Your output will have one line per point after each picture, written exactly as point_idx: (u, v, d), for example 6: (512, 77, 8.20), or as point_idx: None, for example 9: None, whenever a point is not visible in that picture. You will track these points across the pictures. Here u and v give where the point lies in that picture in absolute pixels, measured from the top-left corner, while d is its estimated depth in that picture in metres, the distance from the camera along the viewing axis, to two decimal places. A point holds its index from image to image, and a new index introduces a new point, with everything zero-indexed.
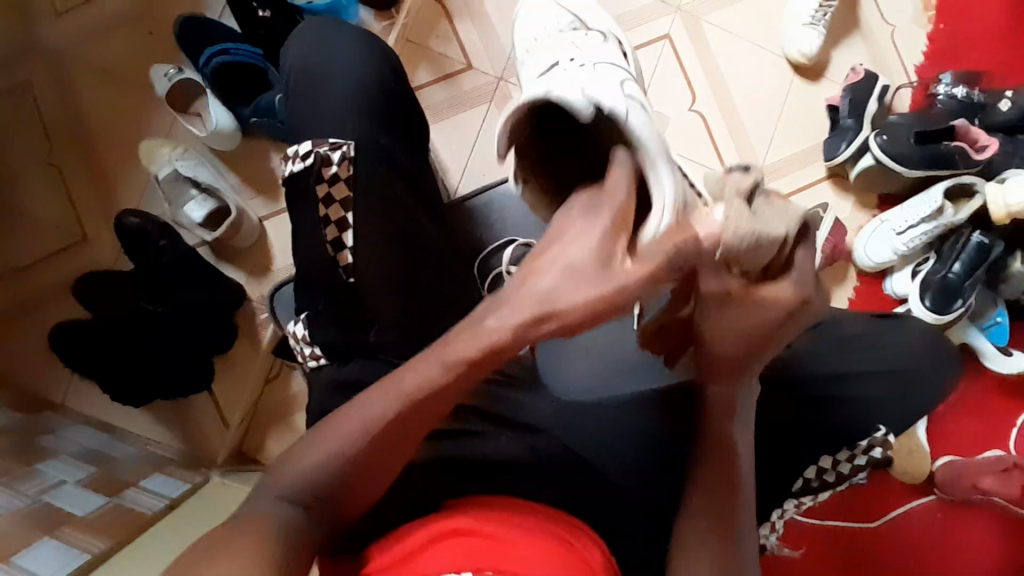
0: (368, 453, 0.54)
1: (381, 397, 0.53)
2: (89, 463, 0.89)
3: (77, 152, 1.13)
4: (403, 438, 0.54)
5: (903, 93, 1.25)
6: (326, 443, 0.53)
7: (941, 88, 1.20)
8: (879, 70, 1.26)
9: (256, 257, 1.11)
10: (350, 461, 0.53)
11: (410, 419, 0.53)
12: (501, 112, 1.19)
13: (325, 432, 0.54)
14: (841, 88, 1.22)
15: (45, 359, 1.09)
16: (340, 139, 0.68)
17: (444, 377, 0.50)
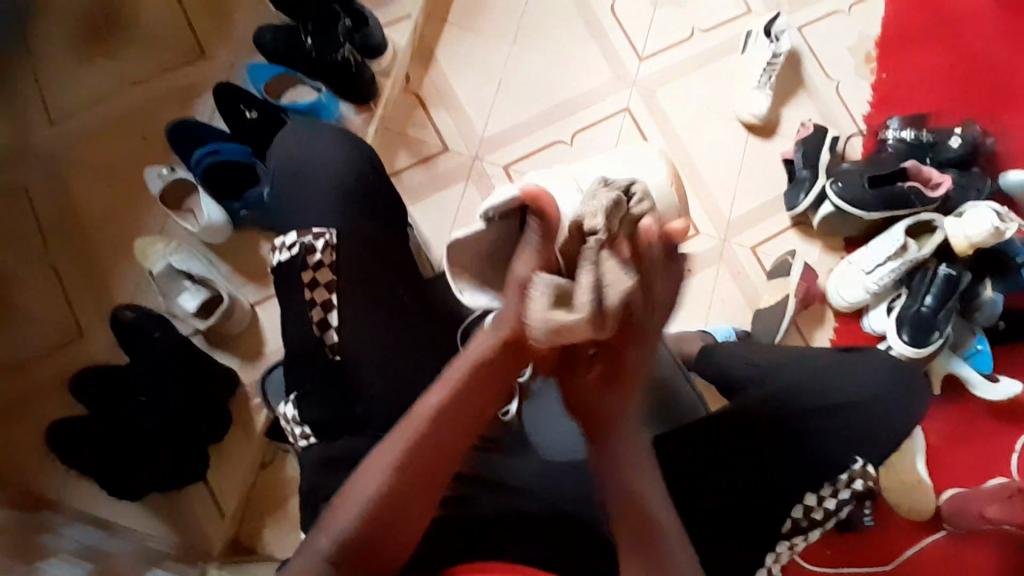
0: (395, 502, 0.58)
1: (399, 432, 0.59)
2: (86, 561, 0.88)
3: (72, 252, 1.18)
4: (429, 461, 0.59)
5: (854, 141, 1.35)
6: (357, 500, 0.58)
7: (890, 132, 1.29)
8: (829, 123, 1.35)
9: (249, 342, 1.15)
10: (376, 515, 0.58)
11: (430, 445, 0.59)
12: (478, 188, 1.27)
13: (355, 487, 0.59)
14: (795, 142, 1.31)
15: (38, 459, 1.09)
16: (323, 228, 0.73)
17: (452, 399, 0.59)
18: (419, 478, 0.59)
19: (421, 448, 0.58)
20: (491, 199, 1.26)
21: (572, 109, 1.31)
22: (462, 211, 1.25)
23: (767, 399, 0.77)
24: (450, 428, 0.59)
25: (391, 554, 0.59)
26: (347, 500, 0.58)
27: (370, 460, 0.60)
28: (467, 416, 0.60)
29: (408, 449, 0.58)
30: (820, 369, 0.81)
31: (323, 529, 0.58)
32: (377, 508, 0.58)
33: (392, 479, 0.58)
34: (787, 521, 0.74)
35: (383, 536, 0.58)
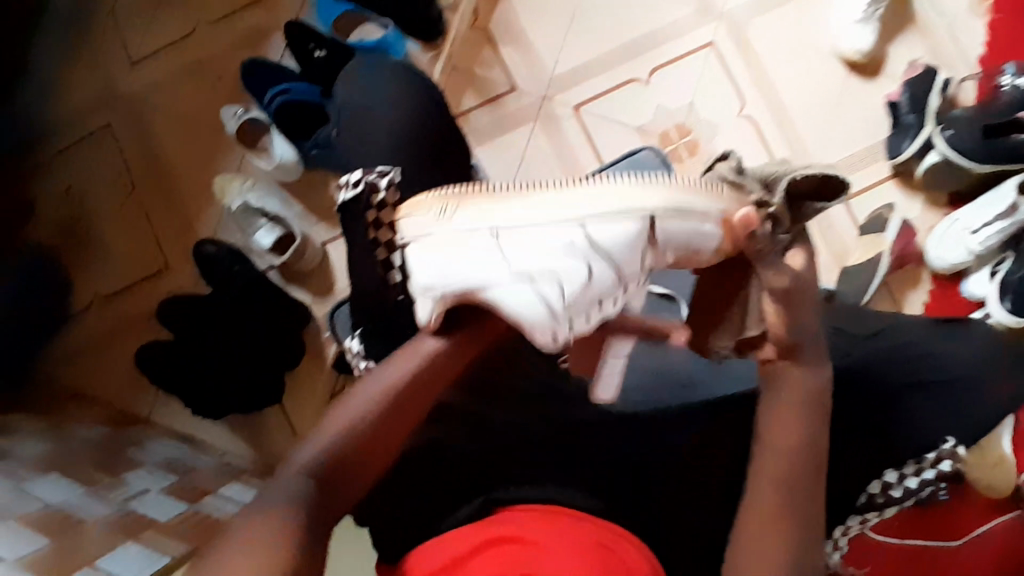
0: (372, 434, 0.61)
1: (403, 360, 0.64)
2: (169, 473, 0.97)
3: (157, 188, 1.25)
4: (415, 397, 0.63)
5: (968, 85, 1.19)
6: (337, 424, 0.60)
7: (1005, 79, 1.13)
8: (942, 62, 1.19)
9: (321, 279, 1.18)
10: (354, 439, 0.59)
11: (422, 383, 0.63)
12: (546, 130, 1.22)
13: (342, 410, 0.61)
14: (901, 83, 1.18)
15: (132, 378, 1.20)
16: (387, 167, 0.72)
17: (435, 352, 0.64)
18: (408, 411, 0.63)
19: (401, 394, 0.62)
20: (560, 143, 1.22)
21: (649, 47, 1.23)
22: (529, 153, 1.22)
23: (855, 369, 0.71)
24: (432, 379, 0.64)
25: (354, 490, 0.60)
26: (344, 408, 0.61)
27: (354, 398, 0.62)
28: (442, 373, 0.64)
29: (409, 379, 0.63)
30: (918, 347, 0.74)
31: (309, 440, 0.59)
32: (367, 430, 0.60)
33: (388, 401, 0.62)
34: (863, 494, 0.69)
35: (365, 449, 0.60)
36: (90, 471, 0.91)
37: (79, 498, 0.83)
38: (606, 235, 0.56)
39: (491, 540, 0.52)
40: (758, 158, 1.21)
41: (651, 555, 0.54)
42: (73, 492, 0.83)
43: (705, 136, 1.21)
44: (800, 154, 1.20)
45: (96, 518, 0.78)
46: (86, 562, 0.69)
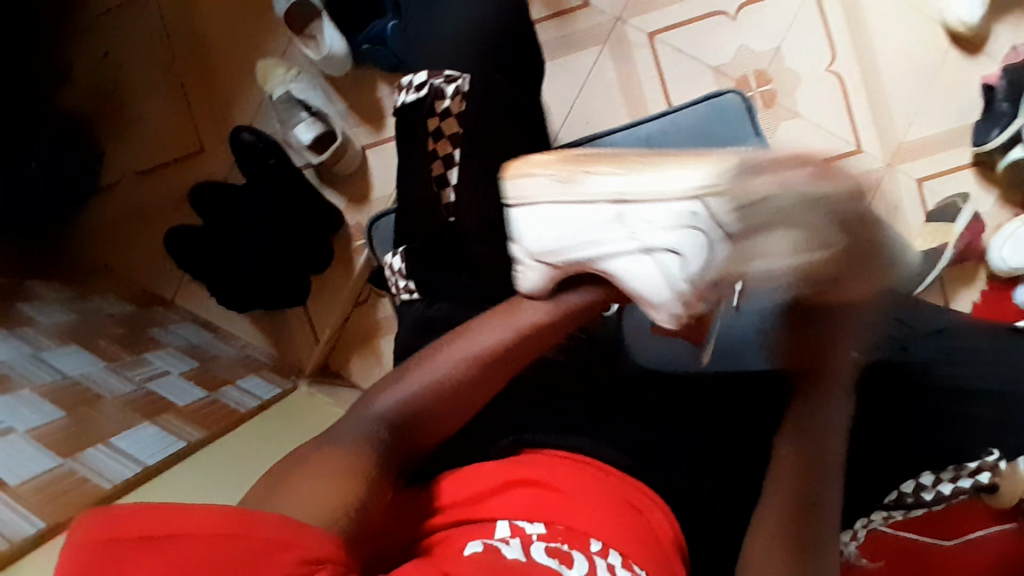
0: (464, 387, 0.59)
1: (497, 326, 0.61)
2: (190, 358, 0.98)
3: (200, 64, 1.18)
4: (501, 369, 0.60)
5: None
6: (425, 373, 0.59)
7: None
8: None
9: (358, 185, 1.14)
10: (444, 389, 0.58)
11: (514, 353, 0.60)
12: (615, 56, 1.13)
13: (434, 359, 0.60)
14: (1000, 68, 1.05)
15: (159, 259, 1.19)
16: (456, 72, 0.67)
17: (548, 318, 0.63)
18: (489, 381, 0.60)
19: (503, 351, 0.60)
20: (627, 73, 1.13)
21: None
22: (592, 79, 1.13)
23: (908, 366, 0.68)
24: (535, 343, 0.62)
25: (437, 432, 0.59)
26: (430, 364, 0.59)
27: (446, 349, 0.61)
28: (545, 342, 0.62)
29: (500, 347, 0.60)
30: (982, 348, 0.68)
31: (390, 390, 0.58)
32: (448, 392, 0.58)
33: (477, 368, 0.59)
34: (892, 491, 0.66)
35: (440, 410, 0.58)
36: (112, 345, 0.92)
37: (101, 372, 0.84)
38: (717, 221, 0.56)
39: (523, 482, 0.51)
40: (839, 121, 1.11)
41: (674, 522, 0.52)
42: (95, 366, 0.84)
43: (785, 88, 1.11)
44: (885, 123, 1.10)
45: (115, 396, 0.79)
46: (102, 440, 0.71)
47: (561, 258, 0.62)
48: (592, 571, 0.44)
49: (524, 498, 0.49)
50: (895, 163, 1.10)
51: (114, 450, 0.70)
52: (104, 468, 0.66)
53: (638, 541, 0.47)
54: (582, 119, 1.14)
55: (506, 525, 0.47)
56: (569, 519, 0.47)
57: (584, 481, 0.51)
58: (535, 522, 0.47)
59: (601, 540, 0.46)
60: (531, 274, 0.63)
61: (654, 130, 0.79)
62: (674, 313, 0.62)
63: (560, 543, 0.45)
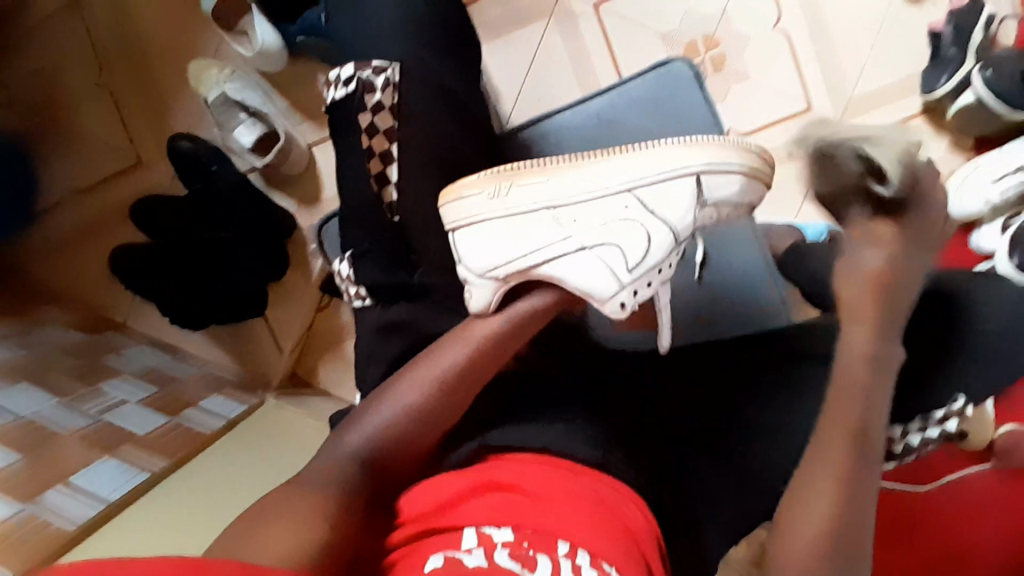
0: (426, 410, 0.56)
1: (455, 344, 0.58)
2: (151, 384, 0.94)
3: (126, 72, 1.12)
4: (464, 388, 0.57)
5: (1008, 24, 1.06)
6: (386, 407, 0.56)
7: None
8: None
9: (306, 185, 1.10)
10: (404, 420, 0.55)
11: (473, 372, 0.57)
12: (560, 31, 1.10)
13: (393, 388, 0.57)
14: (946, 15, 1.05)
15: (106, 281, 1.13)
16: (384, 62, 0.64)
17: (509, 324, 0.59)
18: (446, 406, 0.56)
19: (465, 368, 0.57)
20: (573, 48, 1.10)
21: None
22: (539, 57, 1.10)
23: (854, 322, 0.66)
24: (496, 358, 0.58)
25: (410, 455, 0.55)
26: (393, 396, 0.56)
27: (404, 379, 0.57)
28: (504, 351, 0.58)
29: (457, 368, 0.57)
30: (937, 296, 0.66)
31: (354, 427, 0.55)
32: (411, 420, 0.55)
33: (432, 393, 0.56)
34: None
35: (406, 439, 0.55)
36: (63, 378, 0.87)
37: (53, 409, 0.79)
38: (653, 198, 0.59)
39: (490, 486, 0.50)
40: (789, 81, 1.10)
41: (649, 515, 0.51)
42: (47, 403, 0.80)
43: (733, 52, 1.10)
44: (833, 80, 1.10)
45: (71, 432, 0.75)
46: (59, 480, 0.67)
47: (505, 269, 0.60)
48: (557, 573, 0.42)
49: (489, 502, 0.48)
50: (846, 120, 1.10)
51: (76, 489, 0.66)
52: (65, 510, 0.63)
53: (608, 537, 0.46)
54: (532, 99, 1.11)
55: (473, 533, 0.46)
56: (537, 522, 0.46)
57: (551, 480, 0.50)
58: (501, 528, 0.46)
59: (569, 541, 0.45)
60: (478, 292, 0.60)
61: (604, 105, 0.77)
62: (625, 301, 0.60)
63: (526, 547, 0.44)
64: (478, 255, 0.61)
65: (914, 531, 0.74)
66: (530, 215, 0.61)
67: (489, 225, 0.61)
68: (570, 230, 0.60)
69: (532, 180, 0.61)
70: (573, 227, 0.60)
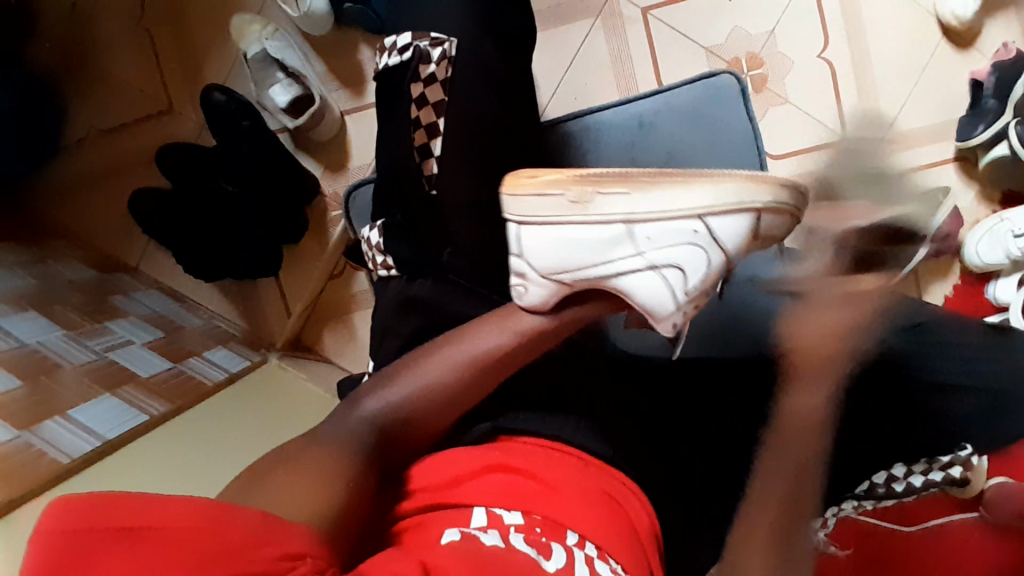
0: (455, 389, 0.56)
1: (491, 330, 0.58)
2: (155, 328, 0.94)
3: (169, 17, 1.12)
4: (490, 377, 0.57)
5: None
6: (416, 377, 0.56)
7: None
8: None
9: (335, 152, 1.10)
10: (433, 393, 0.55)
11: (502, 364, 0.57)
12: (606, 30, 1.10)
13: (425, 360, 0.57)
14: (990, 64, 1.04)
15: (124, 223, 1.13)
16: (442, 36, 0.63)
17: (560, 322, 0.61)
18: (475, 389, 0.56)
19: (501, 352, 0.57)
20: (618, 49, 1.10)
21: None
22: (581, 54, 1.10)
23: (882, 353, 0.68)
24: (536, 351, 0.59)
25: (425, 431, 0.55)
26: (421, 369, 0.56)
27: (438, 352, 0.58)
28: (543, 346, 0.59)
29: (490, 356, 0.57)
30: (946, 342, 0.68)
31: (375, 394, 0.55)
32: (434, 397, 0.55)
33: (463, 371, 0.56)
34: (864, 482, 0.65)
35: (425, 414, 0.55)
36: (72, 313, 0.87)
37: (59, 342, 0.79)
38: (725, 230, 0.57)
39: (503, 467, 0.50)
40: (828, 109, 1.10)
41: (653, 515, 0.51)
42: (54, 334, 0.80)
43: (776, 73, 1.10)
44: (872, 114, 1.10)
45: (75, 366, 0.75)
46: (59, 411, 0.67)
47: (571, 274, 0.61)
48: (569, 563, 0.42)
49: (502, 483, 0.48)
50: None
51: (73, 422, 0.66)
52: (61, 442, 0.63)
53: (617, 532, 0.46)
54: (569, 95, 1.11)
55: (484, 514, 0.46)
56: (549, 509, 0.46)
57: (565, 469, 0.50)
58: (513, 511, 0.46)
59: (580, 532, 0.45)
60: (536, 290, 0.60)
61: (648, 109, 0.77)
62: (677, 323, 0.61)
63: (538, 534, 0.44)
64: (549, 256, 0.60)
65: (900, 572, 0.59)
66: (605, 225, 0.59)
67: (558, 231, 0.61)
68: (642, 247, 0.59)
69: (615, 190, 0.58)
70: (645, 243, 0.59)
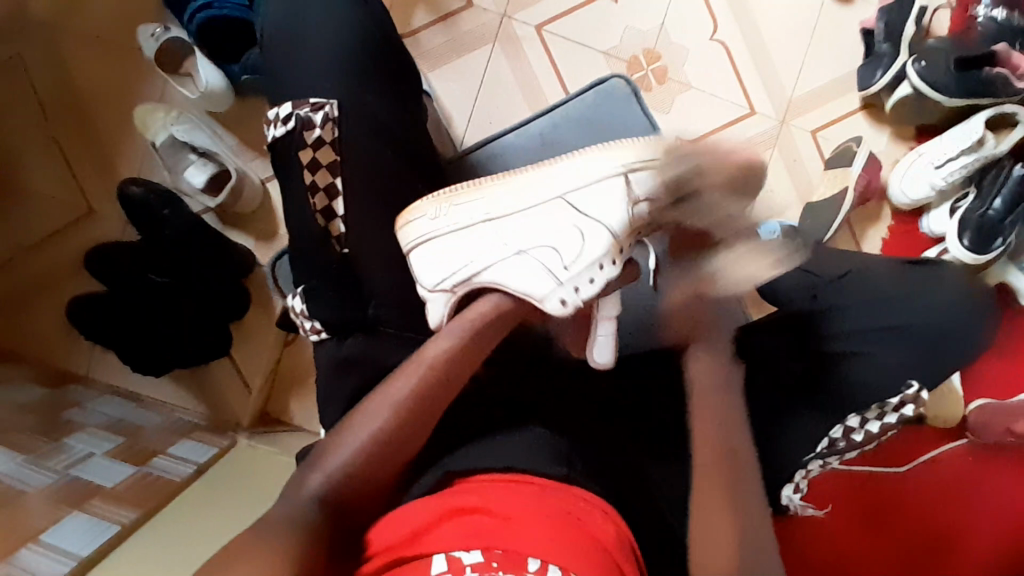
0: (392, 438, 0.56)
1: (408, 371, 0.58)
2: (116, 435, 0.91)
3: (72, 121, 1.10)
4: (419, 417, 0.57)
5: (942, 15, 1.11)
6: (350, 441, 0.55)
7: (981, 8, 1.07)
8: None
9: (263, 222, 1.09)
10: (372, 449, 0.55)
11: (426, 405, 0.57)
12: (506, 53, 1.12)
13: (355, 420, 0.56)
14: (878, 9, 1.10)
15: (64, 334, 1.10)
16: (322, 99, 0.64)
17: (465, 345, 0.60)
18: (412, 434, 0.57)
19: (425, 386, 0.57)
20: (520, 69, 1.12)
21: None
22: (487, 80, 1.12)
23: (801, 312, 0.71)
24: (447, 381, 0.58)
25: (376, 487, 0.55)
26: (352, 424, 0.56)
27: (369, 405, 0.57)
28: (461, 373, 0.59)
29: (413, 391, 0.57)
30: (879, 286, 0.71)
31: (317, 467, 0.54)
32: (372, 453, 0.55)
33: (396, 420, 0.56)
34: (824, 439, 0.67)
35: (374, 471, 0.55)
36: (25, 435, 0.84)
37: (17, 467, 0.77)
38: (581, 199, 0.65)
39: (456, 510, 0.49)
40: (730, 86, 1.14)
41: (622, 520, 0.51)
42: (11, 462, 0.77)
43: (674, 63, 1.13)
44: (771, 82, 1.14)
45: (39, 490, 0.73)
46: (29, 539, 0.64)
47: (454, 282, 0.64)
48: None
49: (458, 527, 0.47)
50: (786, 119, 1.14)
51: (45, 546, 0.64)
52: (35, 568, 0.60)
53: (579, 548, 0.46)
54: (483, 121, 1.13)
55: (442, 560, 0.46)
56: (506, 541, 0.46)
57: (520, 495, 0.50)
58: (469, 551, 0.45)
59: (540, 557, 0.45)
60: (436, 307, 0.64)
61: (549, 126, 0.79)
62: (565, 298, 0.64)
63: (496, 569, 0.44)
64: (433, 272, 0.64)
65: (890, 510, 0.94)
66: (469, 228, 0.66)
67: (437, 245, 0.65)
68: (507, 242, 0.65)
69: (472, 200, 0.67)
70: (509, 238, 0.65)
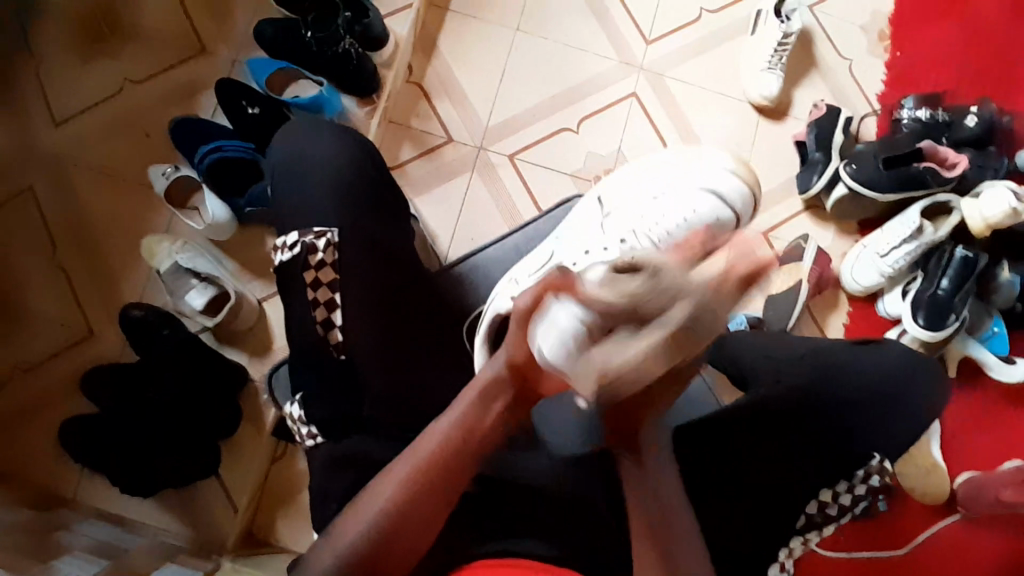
0: (399, 521, 0.57)
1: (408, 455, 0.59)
2: (100, 557, 0.89)
3: (81, 253, 1.18)
4: (430, 500, 0.58)
5: (868, 122, 1.29)
6: (357, 521, 0.57)
7: (904, 112, 1.23)
8: (842, 101, 1.29)
9: (258, 339, 1.15)
10: (382, 532, 0.57)
11: (439, 494, 0.58)
12: (483, 178, 1.26)
13: (361, 504, 0.58)
14: (807, 124, 1.26)
15: (53, 457, 1.10)
16: (325, 227, 0.73)
17: (462, 431, 0.59)
18: (421, 517, 0.58)
19: (424, 469, 0.58)
20: (497, 191, 1.25)
21: (576, 97, 1.29)
22: (468, 200, 1.25)
23: (770, 393, 0.76)
24: (449, 463, 0.59)
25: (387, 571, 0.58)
26: (365, 502, 0.58)
27: (375, 488, 0.59)
28: (464, 459, 0.59)
29: (421, 471, 0.58)
30: (835, 362, 0.78)
31: (328, 544, 0.57)
32: (382, 536, 0.57)
33: (402, 502, 0.57)
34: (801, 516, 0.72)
35: (386, 555, 0.57)
36: (13, 556, 0.83)
37: None
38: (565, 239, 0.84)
39: None
40: None
41: None
42: None
43: None
44: None
45: None
46: None
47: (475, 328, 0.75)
48: None
49: None
50: None
51: None
52: None
53: None
54: (466, 236, 1.24)
55: None
56: None
57: None
58: None
59: None
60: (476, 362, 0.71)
61: (522, 241, 0.90)
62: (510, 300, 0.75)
63: None
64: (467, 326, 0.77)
65: None
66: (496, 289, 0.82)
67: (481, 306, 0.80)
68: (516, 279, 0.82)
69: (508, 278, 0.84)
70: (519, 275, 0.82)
